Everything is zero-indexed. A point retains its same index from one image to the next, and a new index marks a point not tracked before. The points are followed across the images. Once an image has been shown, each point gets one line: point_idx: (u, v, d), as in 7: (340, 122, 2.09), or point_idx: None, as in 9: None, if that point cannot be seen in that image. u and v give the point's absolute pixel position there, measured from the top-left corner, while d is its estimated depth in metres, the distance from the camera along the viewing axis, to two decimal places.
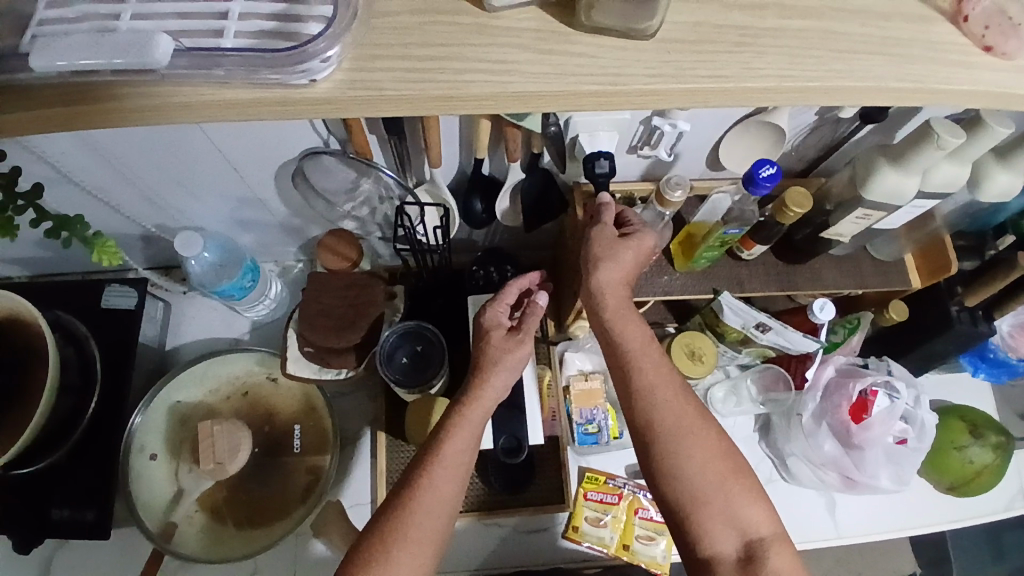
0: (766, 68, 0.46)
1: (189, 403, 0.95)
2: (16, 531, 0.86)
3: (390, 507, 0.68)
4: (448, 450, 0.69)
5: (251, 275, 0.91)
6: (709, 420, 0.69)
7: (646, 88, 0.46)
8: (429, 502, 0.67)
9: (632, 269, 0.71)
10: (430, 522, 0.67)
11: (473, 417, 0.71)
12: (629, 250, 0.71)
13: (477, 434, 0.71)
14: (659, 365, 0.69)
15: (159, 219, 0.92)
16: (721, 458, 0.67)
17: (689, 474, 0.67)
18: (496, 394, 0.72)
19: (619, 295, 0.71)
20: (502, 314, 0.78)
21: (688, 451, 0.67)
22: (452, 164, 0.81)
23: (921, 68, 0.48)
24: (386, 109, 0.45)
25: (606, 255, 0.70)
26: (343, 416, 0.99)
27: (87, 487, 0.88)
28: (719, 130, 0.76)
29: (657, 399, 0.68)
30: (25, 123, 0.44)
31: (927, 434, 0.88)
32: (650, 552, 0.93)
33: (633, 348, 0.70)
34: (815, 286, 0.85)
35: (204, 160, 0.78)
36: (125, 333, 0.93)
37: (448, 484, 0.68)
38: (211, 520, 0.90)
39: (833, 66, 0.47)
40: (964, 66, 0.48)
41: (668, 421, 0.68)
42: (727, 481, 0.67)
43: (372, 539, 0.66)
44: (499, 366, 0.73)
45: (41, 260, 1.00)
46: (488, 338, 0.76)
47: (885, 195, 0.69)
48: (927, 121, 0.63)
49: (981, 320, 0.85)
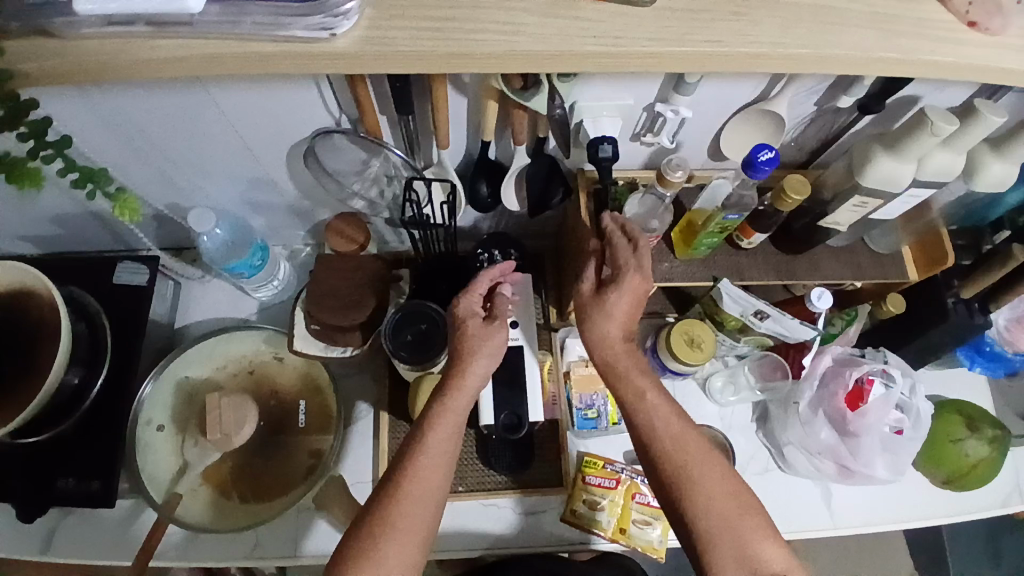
0: (759, 35, 0.49)
1: (197, 379, 0.97)
2: (20, 500, 0.88)
3: (379, 499, 0.70)
4: (431, 442, 0.72)
5: (260, 254, 0.94)
6: (714, 463, 0.71)
7: (646, 51, 0.48)
8: (416, 496, 0.70)
9: (627, 317, 0.74)
10: (418, 514, 0.70)
11: (452, 410, 0.73)
12: (619, 297, 0.73)
13: (458, 423, 0.74)
14: (661, 407, 0.73)
15: (171, 197, 0.94)
16: (727, 500, 0.69)
17: (698, 517, 0.69)
18: (475, 381, 0.75)
19: (616, 345, 0.75)
20: (473, 300, 0.79)
21: (697, 496, 0.69)
22: (459, 147, 0.83)
23: (906, 41, 0.50)
24: (399, 66, 0.48)
25: (598, 308, 0.74)
26: (348, 397, 1.01)
27: (94, 456, 0.90)
28: (719, 117, 0.78)
29: (660, 441, 0.71)
30: (74, 70, 0.48)
31: (922, 423, 0.90)
32: (647, 536, 0.94)
33: (632, 397, 0.73)
34: (814, 276, 0.87)
35: (219, 139, 0.80)
36: (136, 308, 0.96)
37: (432, 479, 0.71)
38: (215, 494, 0.92)
39: (822, 36, 0.49)
40: (949, 41, 0.50)
41: (672, 467, 0.70)
42: (731, 518, 0.69)
43: (360, 533, 0.69)
44: (472, 351, 0.76)
45: (53, 238, 1.02)
46: (465, 327, 0.77)
47: (881, 182, 0.71)
48: (923, 109, 0.65)
49: (977, 312, 0.87)
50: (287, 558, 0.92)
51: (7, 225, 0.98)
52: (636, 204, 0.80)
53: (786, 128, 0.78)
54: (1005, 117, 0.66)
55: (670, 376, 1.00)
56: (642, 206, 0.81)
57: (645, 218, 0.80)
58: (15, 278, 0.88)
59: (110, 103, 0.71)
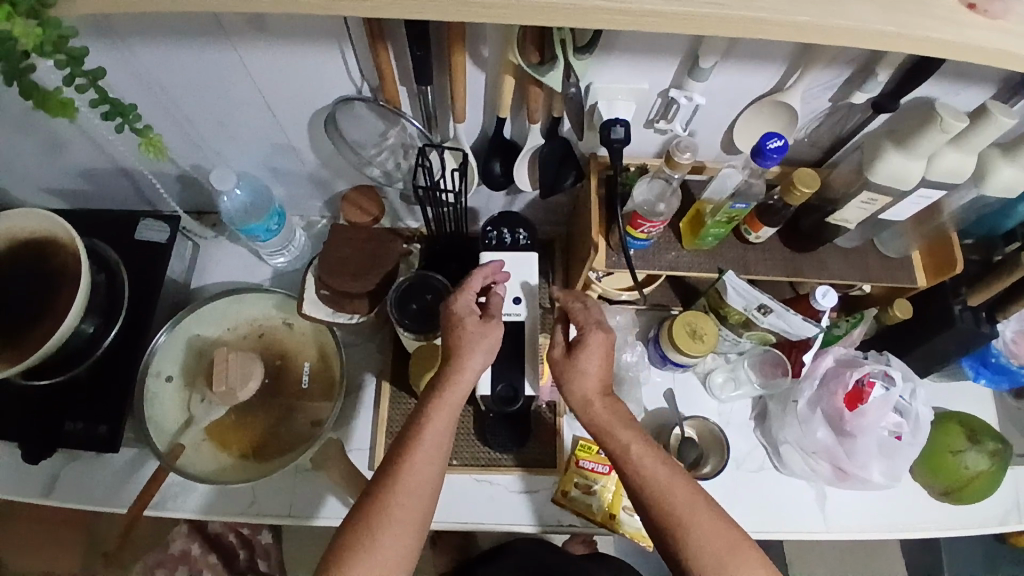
0: (766, 4, 0.50)
1: (208, 337, 1.00)
2: (28, 440, 0.90)
3: (374, 493, 0.72)
4: (425, 438, 0.74)
5: (277, 219, 0.96)
6: (703, 500, 0.73)
7: (651, 9, 0.49)
8: (411, 487, 0.72)
9: (601, 374, 0.80)
10: (412, 507, 0.72)
11: (447, 406, 0.76)
12: (587, 357, 0.80)
13: (452, 416, 0.76)
14: (648, 457, 0.75)
15: (197, 159, 0.96)
16: (716, 537, 0.71)
17: (688, 555, 0.71)
18: (471, 378, 0.77)
19: (596, 407, 0.79)
20: (468, 297, 0.81)
21: (687, 535, 0.71)
22: (475, 124, 0.84)
23: (908, 18, 0.51)
24: (414, 13, 0.50)
25: (569, 373, 0.80)
26: (351, 366, 1.03)
27: (103, 403, 0.93)
28: (733, 107, 0.79)
29: (649, 484, 0.74)
30: None
31: (921, 430, 0.89)
32: (634, 524, 0.97)
33: (619, 446, 0.77)
34: (821, 274, 0.87)
35: (245, 103, 0.83)
36: (154, 264, 0.99)
37: (423, 475, 0.73)
38: (216, 448, 0.95)
39: (825, 7, 0.50)
40: (951, 22, 0.51)
41: (661, 508, 0.73)
42: (722, 556, 0.70)
43: (355, 526, 0.71)
44: (466, 346, 0.77)
45: (82, 193, 1.06)
46: (463, 324, 0.79)
47: (891, 178, 0.72)
48: (933, 105, 0.65)
49: (983, 321, 0.87)
50: (283, 516, 0.95)
51: (36, 178, 1.01)
52: (644, 187, 0.81)
53: (799, 123, 0.79)
54: (1018, 119, 0.66)
55: (671, 368, 1.01)
56: (648, 189, 0.81)
57: (653, 202, 0.80)
58: (41, 224, 0.92)
59: (145, 59, 0.75)
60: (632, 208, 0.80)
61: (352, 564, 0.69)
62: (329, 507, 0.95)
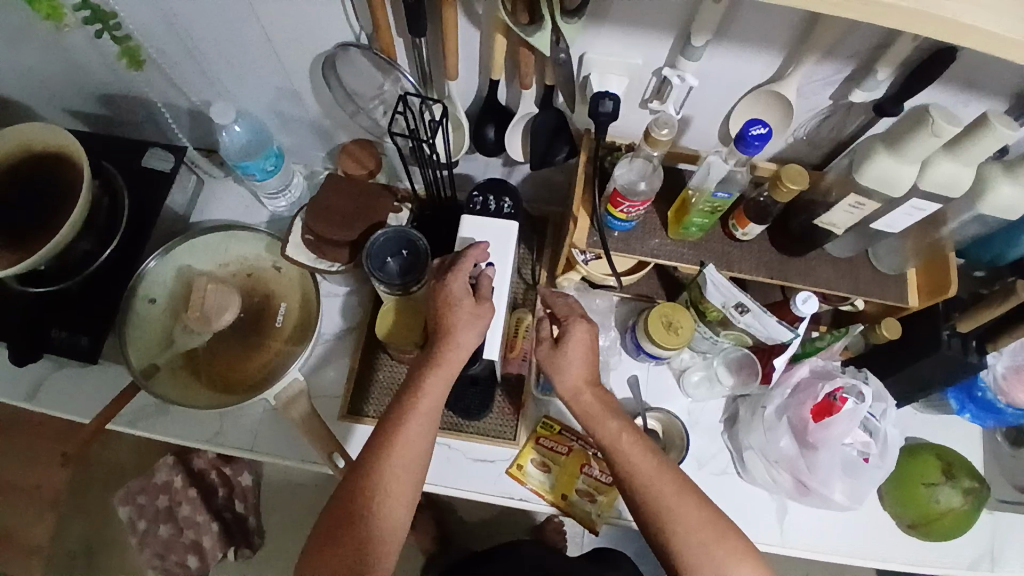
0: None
1: (198, 269, 1.02)
2: (12, 343, 0.94)
3: (366, 463, 0.73)
4: (417, 410, 0.75)
5: (273, 159, 0.98)
6: (689, 491, 0.72)
7: None
8: (406, 457, 0.74)
9: (586, 365, 0.79)
10: (407, 476, 0.74)
11: (439, 380, 0.76)
12: (572, 350, 0.79)
13: (444, 386, 0.77)
14: (634, 445, 0.74)
15: (207, 95, 0.99)
16: (705, 527, 0.70)
17: (675, 542, 0.70)
18: (462, 354, 0.78)
19: (585, 398, 0.78)
20: (461, 279, 0.79)
21: (673, 526, 0.70)
22: (471, 84, 0.84)
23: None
24: None
25: (554, 366, 0.79)
26: (330, 316, 1.05)
27: (89, 316, 0.97)
28: (730, 93, 0.77)
29: (638, 472, 0.73)
30: None
31: (888, 451, 0.87)
32: (585, 508, 0.94)
33: (609, 434, 0.76)
34: (806, 280, 0.84)
35: (251, 43, 0.84)
36: (156, 192, 1.02)
37: (417, 447, 0.75)
38: (188, 375, 0.97)
39: None
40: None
41: (649, 496, 0.72)
42: (711, 548, 0.70)
43: (350, 493, 0.73)
44: (460, 325, 0.78)
45: (102, 118, 1.11)
46: (457, 308, 0.78)
47: (880, 183, 0.69)
48: (927, 106, 0.62)
49: (973, 350, 0.83)
50: (244, 450, 0.97)
51: (59, 99, 1.06)
52: (625, 166, 0.79)
53: (796, 116, 0.76)
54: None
55: (646, 359, 0.98)
56: (630, 168, 0.80)
57: (634, 181, 0.78)
58: (54, 140, 0.95)
59: None
60: (613, 186, 0.78)
61: (350, 527, 0.71)
62: (289, 447, 0.97)
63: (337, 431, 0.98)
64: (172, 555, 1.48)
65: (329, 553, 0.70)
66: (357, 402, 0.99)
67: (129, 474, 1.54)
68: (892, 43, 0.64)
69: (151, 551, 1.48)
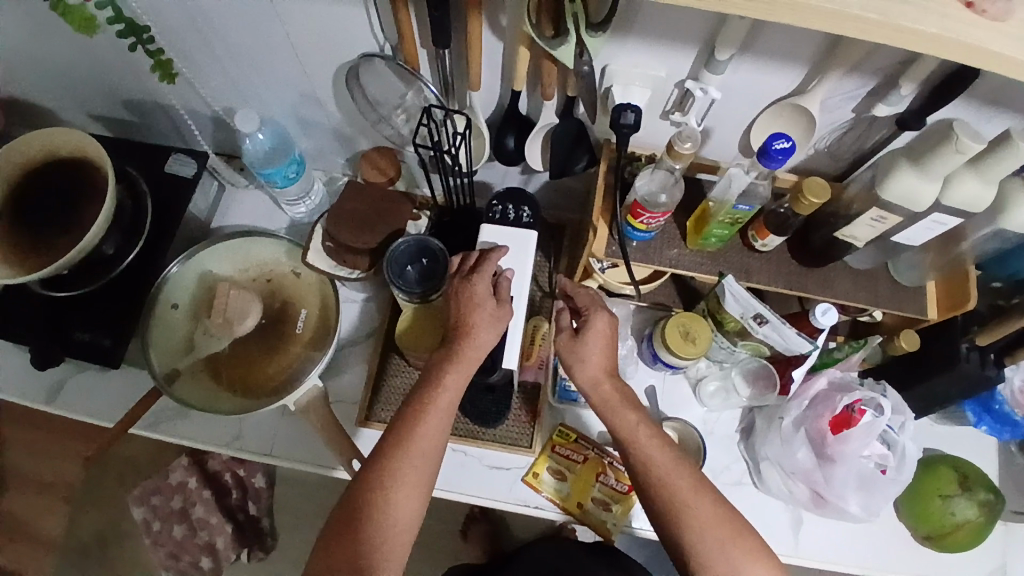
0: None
1: (218, 274, 1.03)
2: (37, 347, 0.96)
3: (383, 455, 0.74)
4: (437, 405, 0.76)
5: (296, 167, 0.99)
6: (706, 489, 0.72)
7: None
8: (422, 450, 0.74)
9: (602, 358, 0.80)
10: (424, 471, 0.74)
11: (456, 375, 0.77)
12: (592, 339, 0.80)
13: (462, 381, 0.77)
14: (651, 442, 0.75)
15: (229, 102, 1.00)
16: (720, 525, 0.70)
17: (690, 538, 0.71)
18: (480, 352, 0.78)
19: (603, 391, 0.79)
20: (484, 280, 0.81)
21: (689, 522, 0.71)
22: (493, 94, 0.85)
23: (894, 4, 0.44)
24: None
25: (574, 356, 0.80)
26: (348, 321, 1.06)
27: (112, 319, 0.98)
28: (751, 106, 0.77)
29: (654, 468, 0.74)
30: None
31: (906, 465, 0.87)
32: (601, 516, 0.95)
33: (625, 430, 0.76)
34: (824, 291, 0.84)
35: (275, 51, 0.85)
36: (178, 197, 1.03)
37: (433, 441, 0.75)
38: (209, 379, 0.98)
39: None
40: (958, 20, 0.45)
41: (665, 491, 0.72)
42: (725, 545, 0.70)
43: (366, 484, 0.73)
44: (480, 325, 0.79)
45: (125, 123, 1.12)
46: (478, 309, 0.79)
47: (902, 198, 0.69)
48: (952, 123, 0.62)
49: (991, 365, 0.83)
50: (263, 455, 0.98)
51: (83, 103, 1.07)
52: (647, 178, 0.79)
53: (818, 128, 0.76)
54: None
55: (662, 368, 0.99)
56: (651, 180, 0.79)
57: (655, 193, 0.78)
58: (79, 145, 0.96)
59: None
60: (633, 198, 0.78)
61: (365, 519, 0.71)
62: (307, 451, 0.98)
63: (356, 435, 0.99)
64: (185, 555, 1.50)
65: (345, 544, 0.71)
66: (375, 408, 1.00)
67: (144, 473, 1.55)
68: (918, 59, 0.63)
69: (165, 550, 1.51)
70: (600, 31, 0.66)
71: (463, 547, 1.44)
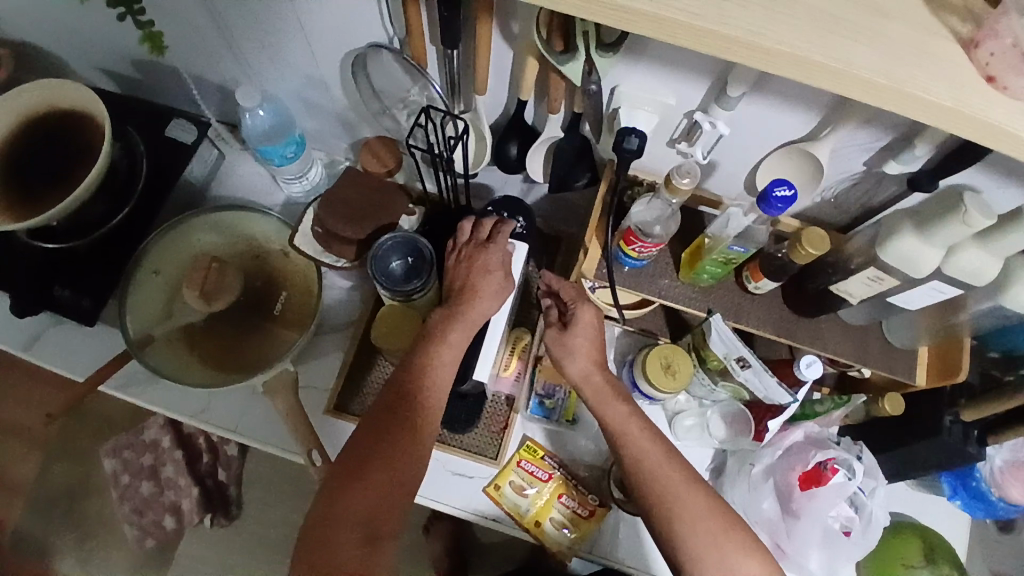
0: (740, 20, 0.43)
1: (205, 246, 1.02)
2: (15, 296, 0.95)
3: (385, 408, 0.74)
4: (440, 363, 0.75)
5: (295, 147, 0.97)
6: (697, 482, 0.71)
7: (650, 12, 0.43)
8: (423, 406, 0.74)
9: (592, 349, 0.80)
10: (427, 425, 0.74)
11: (458, 333, 0.77)
12: (580, 331, 0.80)
13: (464, 340, 0.77)
14: (644, 434, 0.75)
15: (235, 74, 0.98)
16: (713, 515, 0.69)
17: (682, 533, 0.69)
18: (482, 315, 0.78)
19: (595, 384, 0.79)
20: (500, 251, 0.80)
21: (680, 519, 0.69)
22: (500, 99, 0.83)
23: (904, 69, 0.43)
24: None
25: (564, 350, 0.80)
26: (330, 308, 1.05)
27: (95, 277, 0.98)
28: (761, 145, 0.75)
29: (648, 456, 0.73)
30: None
31: (871, 530, 0.85)
32: (557, 539, 0.93)
33: (615, 427, 0.76)
34: (813, 343, 0.82)
35: (284, 30, 0.83)
36: (176, 163, 1.02)
37: (436, 398, 0.75)
38: (184, 348, 0.97)
39: (849, 38, 0.43)
40: (970, 92, 0.43)
41: (659, 481, 0.71)
42: (719, 539, 0.68)
43: (367, 436, 0.72)
44: (487, 291, 0.78)
45: (135, 81, 1.11)
46: (486, 278, 0.79)
47: (902, 262, 0.67)
48: (962, 193, 0.60)
49: (972, 440, 0.81)
50: (227, 431, 0.97)
51: (95, 57, 1.06)
52: (642, 207, 0.76)
53: (825, 178, 0.74)
54: None
55: (640, 398, 0.96)
56: (647, 210, 0.77)
57: (649, 223, 0.76)
58: (81, 101, 0.95)
59: None
60: (627, 224, 0.77)
61: (366, 470, 0.70)
62: (270, 433, 0.97)
63: (319, 425, 0.97)
64: (150, 512, 1.50)
65: (345, 495, 0.69)
66: (344, 399, 0.98)
67: (120, 427, 1.55)
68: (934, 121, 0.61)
69: (130, 505, 1.50)
70: (610, 55, 0.64)
71: (425, 544, 1.43)
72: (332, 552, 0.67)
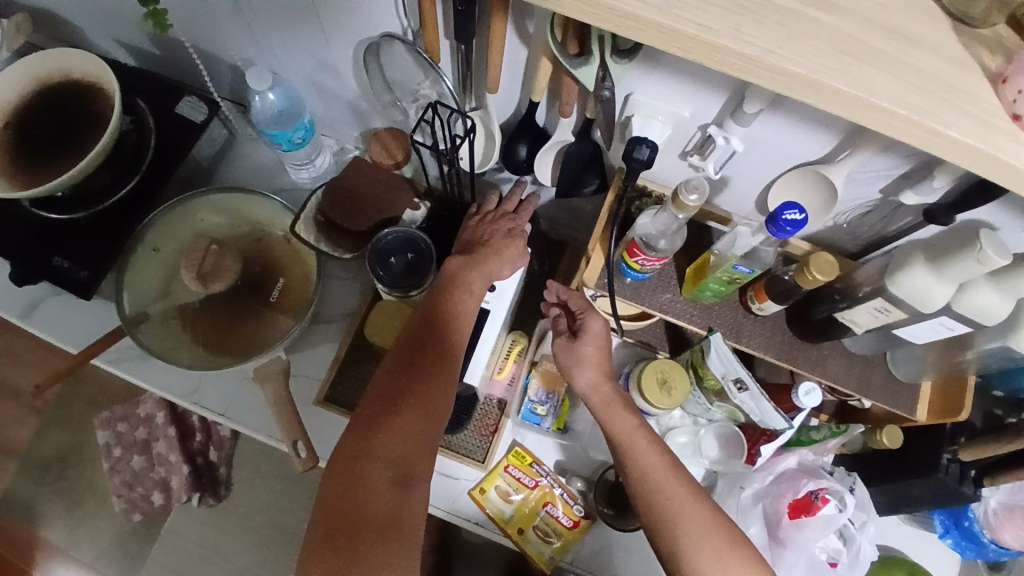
0: (757, 38, 0.41)
1: (207, 225, 1.01)
2: (14, 262, 0.94)
3: (411, 348, 0.72)
4: (463, 310, 0.76)
5: (303, 132, 0.96)
6: (702, 496, 0.69)
7: (664, 24, 0.42)
8: (450, 347, 0.73)
9: (601, 361, 0.79)
10: (452, 367, 0.73)
11: (479, 282, 0.78)
12: (588, 342, 0.79)
13: (479, 292, 0.78)
14: (651, 448, 0.73)
15: (248, 54, 0.97)
16: (717, 533, 0.67)
17: (684, 544, 0.67)
18: (497, 270, 0.80)
19: (605, 393, 0.78)
20: (522, 223, 0.85)
21: (681, 534, 0.67)
22: (512, 98, 0.82)
23: (925, 100, 0.41)
24: None
25: (572, 360, 0.79)
26: (329, 296, 1.04)
27: (93, 250, 0.97)
28: (774, 165, 0.73)
29: (653, 464, 0.71)
30: None
31: (859, 564, 0.84)
32: (539, 547, 0.92)
33: (621, 435, 0.74)
34: (813, 370, 0.80)
35: (298, 14, 0.82)
36: (183, 139, 1.02)
37: (460, 343, 0.75)
38: (178, 327, 0.96)
39: (869, 64, 0.42)
40: (992, 129, 0.41)
41: (664, 492, 0.69)
42: (724, 552, 0.66)
43: (396, 373, 0.70)
44: (506, 254, 0.81)
45: (149, 55, 1.10)
46: (508, 243, 0.82)
47: (911, 296, 0.64)
48: (980, 231, 0.58)
49: (969, 481, 0.79)
50: (217, 415, 0.97)
51: (110, 29, 1.05)
52: (649, 219, 0.75)
53: (838, 203, 0.72)
54: None
55: None
56: (655, 222, 0.75)
57: (654, 236, 0.74)
58: (91, 72, 0.94)
59: None
60: (631, 236, 0.75)
61: (399, 407, 0.68)
62: (259, 420, 0.97)
63: (307, 417, 0.97)
64: (139, 487, 1.50)
65: (378, 432, 0.66)
66: (336, 390, 0.97)
67: (116, 399, 1.55)
68: None
69: (121, 478, 1.50)
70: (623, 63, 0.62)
71: None
72: (364, 495, 0.63)
